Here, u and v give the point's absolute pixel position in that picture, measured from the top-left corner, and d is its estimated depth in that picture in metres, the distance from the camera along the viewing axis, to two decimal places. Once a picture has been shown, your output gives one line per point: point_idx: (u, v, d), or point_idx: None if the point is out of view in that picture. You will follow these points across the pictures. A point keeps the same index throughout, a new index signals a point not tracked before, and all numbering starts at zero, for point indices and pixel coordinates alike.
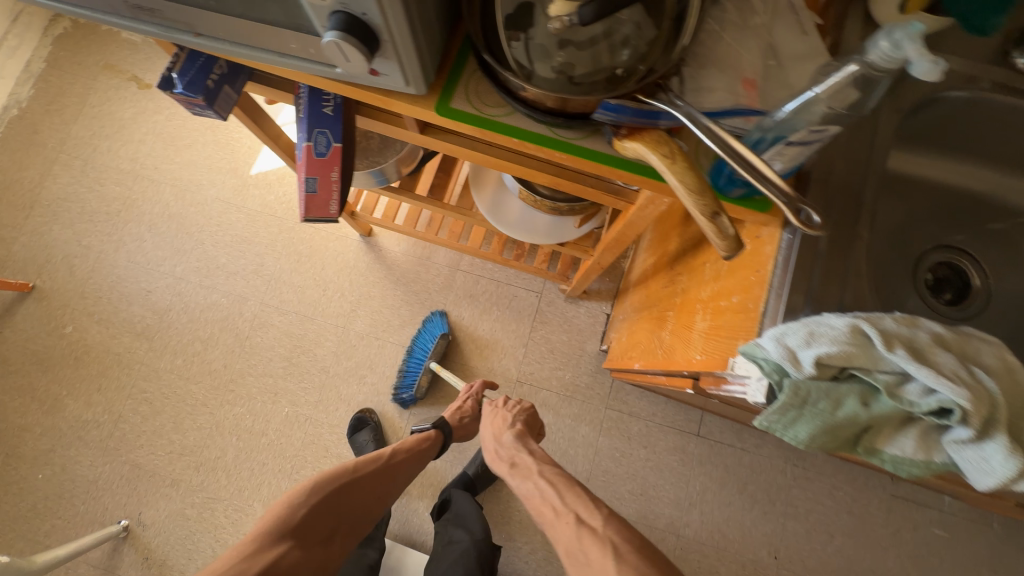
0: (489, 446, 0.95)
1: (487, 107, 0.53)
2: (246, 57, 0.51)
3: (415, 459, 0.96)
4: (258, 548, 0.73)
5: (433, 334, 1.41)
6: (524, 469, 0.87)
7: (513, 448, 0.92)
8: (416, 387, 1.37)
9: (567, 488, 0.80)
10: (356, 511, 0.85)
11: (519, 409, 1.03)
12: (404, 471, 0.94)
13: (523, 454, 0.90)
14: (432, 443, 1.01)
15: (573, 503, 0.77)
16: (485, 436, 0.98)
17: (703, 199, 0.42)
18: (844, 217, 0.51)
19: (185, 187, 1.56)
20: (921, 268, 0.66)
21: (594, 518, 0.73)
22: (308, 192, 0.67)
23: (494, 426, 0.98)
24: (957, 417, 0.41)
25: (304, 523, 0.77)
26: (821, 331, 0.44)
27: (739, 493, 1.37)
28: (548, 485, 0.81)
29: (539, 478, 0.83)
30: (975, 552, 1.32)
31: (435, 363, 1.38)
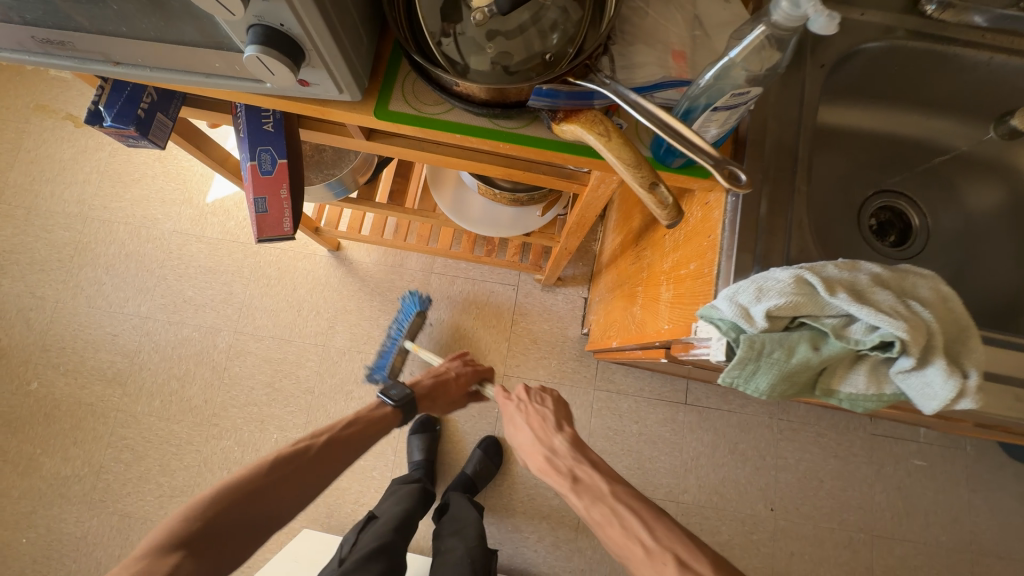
0: (534, 452, 0.84)
1: (426, 106, 0.53)
2: (171, 81, 0.50)
3: (351, 446, 0.89)
4: (142, 564, 0.61)
5: (409, 313, 1.42)
6: (593, 489, 0.75)
7: (573, 461, 0.80)
8: (390, 367, 1.37)
9: (653, 518, 0.70)
10: (273, 507, 0.75)
11: (557, 407, 0.93)
12: (335, 460, 0.86)
13: (586, 469, 0.78)
14: (380, 427, 0.95)
15: (665, 539, 0.67)
16: (526, 441, 0.87)
17: (640, 171, 0.43)
18: (783, 173, 0.53)
19: (139, 224, 1.53)
20: (865, 215, 0.70)
21: (696, 560, 0.64)
22: (259, 213, 0.66)
23: (536, 430, 0.87)
24: (899, 348, 0.43)
25: (205, 530, 0.67)
26: (768, 285, 0.46)
27: (731, 454, 1.42)
28: (631, 515, 0.71)
29: (617, 504, 0.73)
30: (954, 475, 1.40)
31: (411, 342, 1.38)
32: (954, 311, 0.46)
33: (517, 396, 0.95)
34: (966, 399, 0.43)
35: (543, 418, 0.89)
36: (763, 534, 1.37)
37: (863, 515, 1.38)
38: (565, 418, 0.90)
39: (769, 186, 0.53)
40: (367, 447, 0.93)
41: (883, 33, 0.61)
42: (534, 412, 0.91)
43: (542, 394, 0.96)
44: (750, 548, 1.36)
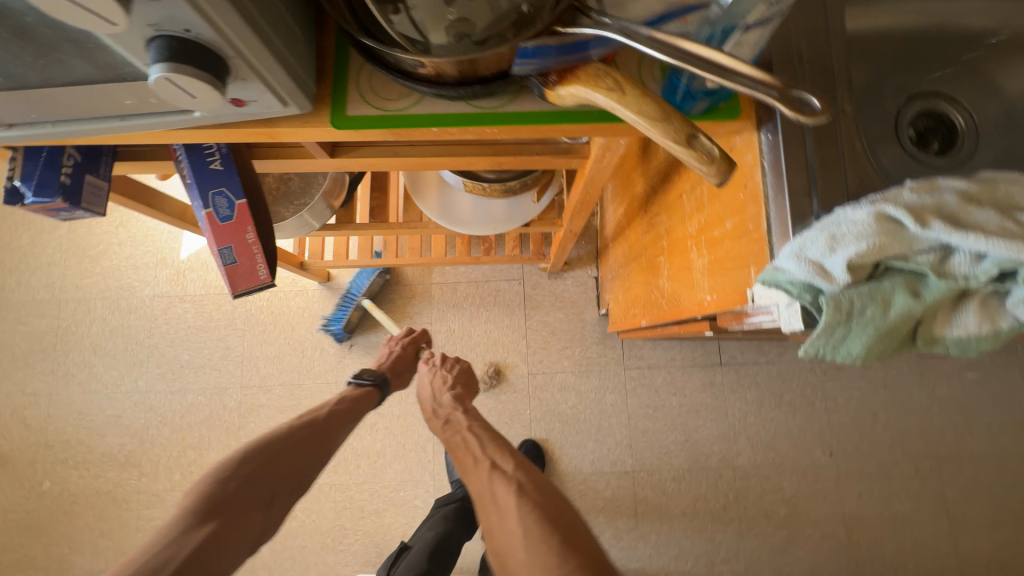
0: (424, 402, 0.92)
1: (391, 102, 0.45)
2: (83, 133, 0.42)
3: (352, 415, 0.85)
4: (175, 534, 0.58)
5: (366, 272, 1.37)
6: (455, 425, 0.84)
7: (450, 408, 0.88)
8: (345, 321, 1.35)
9: (490, 440, 0.78)
10: (294, 473, 0.72)
11: (462, 372, 0.98)
12: (344, 428, 0.82)
13: (458, 413, 0.86)
14: (367, 402, 0.90)
15: (491, 451, 0.74)
16: (422, 394, 0.94)
17: (671, 124, 0.33)
18: (823, 95, 0.45)
19: (116, 296, 1.44)
20: (901, 126, 0.62)
21: (507, 465, 0.71)
22: (228, 264, 0.57)
23: (433, 385, 0.94)
24: (1022, 275, 0.35)
25: (232, 496, 0.64)
26: (842, 231, 0.38)
27: (778, 406, 1.35)
28: (472, 439, 0.78)
29: (467, 432, 0.80)
30: (1009, 380, 1.34)
31: (368, 301, 1.34)
32: None
33: (433, 360, 1.00)
34: None
35: (445, 378, 0.95)
36: (827, 481, 1.31)
37: (926, 441, 1.33)
38: (462, 377, 0.97)
39: None
40: (363, 414, 0.89)
41: None
42: (440, 374, 0.96)
43: (455, 360, 1.02)
44: (816, 498, 1.31)
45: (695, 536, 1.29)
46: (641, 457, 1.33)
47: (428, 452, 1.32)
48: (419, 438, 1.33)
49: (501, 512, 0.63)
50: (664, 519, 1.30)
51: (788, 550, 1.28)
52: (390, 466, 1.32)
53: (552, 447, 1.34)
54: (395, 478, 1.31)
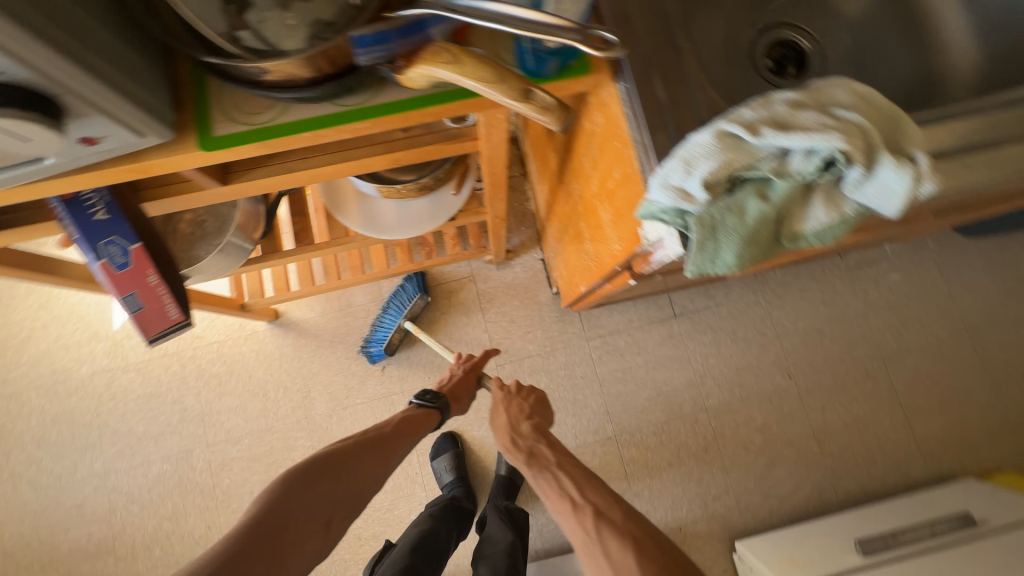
0: (501, 433, 0.90)
1: (256, 115, 0.45)
2: None
3: (408, 434, 0.86)
4: (238, 546, 0.62)
5: (410, 294, 1.34)
6: (543, 462, 0.85)
7: (531, 439, 0.89)
8: (387, 344, 1.33)
9: (588, 483, 0.80)
10: (353, 493, 0.74)
11: (537, 400, 0.97)
12: (399, 448, 0.84)
13: (541, 446, 0.87)
14: (424, 424, 0.90)
15: (591, 496, 0.78)
16: (496, 424, 0.92)
17: (508, 83, 0.36)
18: (660, 39, 0.50)
19: (53, 382, 1.36)
20: (758, 57, 0.66)
21: (611, 511, 0.75)
22: (134, 311, 0.56)
23: (510, 414, 0.92)
24: (842, 161, 0.39)
25: (293, 515, 0.67)
26: (693, 154, 0.41)
27: (735, 343, 1.43)
28: (567, 480, 0.81)
29: (560, 472, 0.82)
30: (928, 273, 1.47)
31: (410, 323, 1.33)
32: (877, 104, 0.43)
33: (506, 388, 0.97)
34: (928, 182, 0.39)
35: (520, 407, 0.94)
36: (792, 402, 1.40)
37: (870, 345, 1.43)
38: (537, 407, 0.95)
39: (653, 58, 0.49)
40: (420, 436, 0.89)
41: None
42: (515, 400, 0.95)
43: (527, 386, 1.00)
44: (786, 419, 1.39)
45: (685, 482, 1.34)
46: (620, 420, 1.37)
47: (414, 464, 1.31)
48: None
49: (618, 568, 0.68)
50: (653, 473, 1.35)
51: (771, 474, 1.35)
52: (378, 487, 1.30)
53: None
54: (384, 499, 1.30)
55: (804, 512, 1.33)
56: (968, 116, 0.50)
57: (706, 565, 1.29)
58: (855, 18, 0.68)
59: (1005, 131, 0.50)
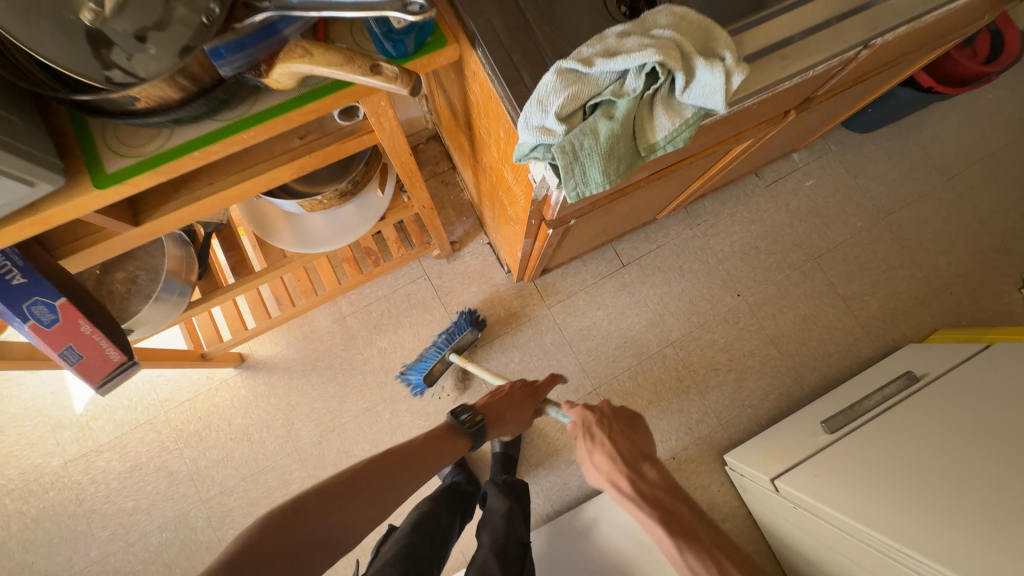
0: (617, 476, 0.78)
1: (143, 146, 0.48)
2: None
3: (431, 457, 0.83)
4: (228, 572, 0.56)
5: (462, 327, 1.32)
6: (682, 524, 0.73)
7: (658, 490, 0.77)
8: (427, 374, 1.30)
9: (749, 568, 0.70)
10: (368, 511, 0.69)
11: (644, 437, 0.86)
12: (418, 471, 0.79)
13: (675, 503, 0.75)
14: (449, 451, 0.86)
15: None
16: (607, 465, 0.79)
17: (355, 62, 0.41)
18: (505, 4, 0.55)
19: (26, 483, 1.31)
20: (614, 4, 0.72)
21: None
22: (74, 363, 0.58)
23: (625, 456, 0.80)
24: (663, 72, 0.46)
25: (295, 534, 0.62)
26: (543, 93, 0.46)
27: (683, 277, 1.52)
28: (717, 555, 0.71)
29: (708, 544, 0.71)
30: (835, 173, 1.60)
31: (457, 357, 1.30)
32: (691, 20, 0.49)
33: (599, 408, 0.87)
34: (736, 75, 0.47)
35: (631, 445, 0.82)
36: (746, 317, 1.50)
37: (801, 249, 1.55)
38: (648, 448, 0.84)
39: (502, 22, 0.54)
40: (444, 461, 0.86)
41: None
42: (617, 432, 0.84)
43: (626, 417, 0.89)
44: (744, 334, 1.49)
45: (669, 415, 1.42)
46: (597, 374, 1.44)
47: None
48: None
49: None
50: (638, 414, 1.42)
51: (742, 387, 1.45)
52: None
53: None
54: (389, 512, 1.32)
55: (778, 413, 1.44)
56: (783, 14, 0.57)
57: (704, 484, 1.38)
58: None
59: (815, 21, 0.57)
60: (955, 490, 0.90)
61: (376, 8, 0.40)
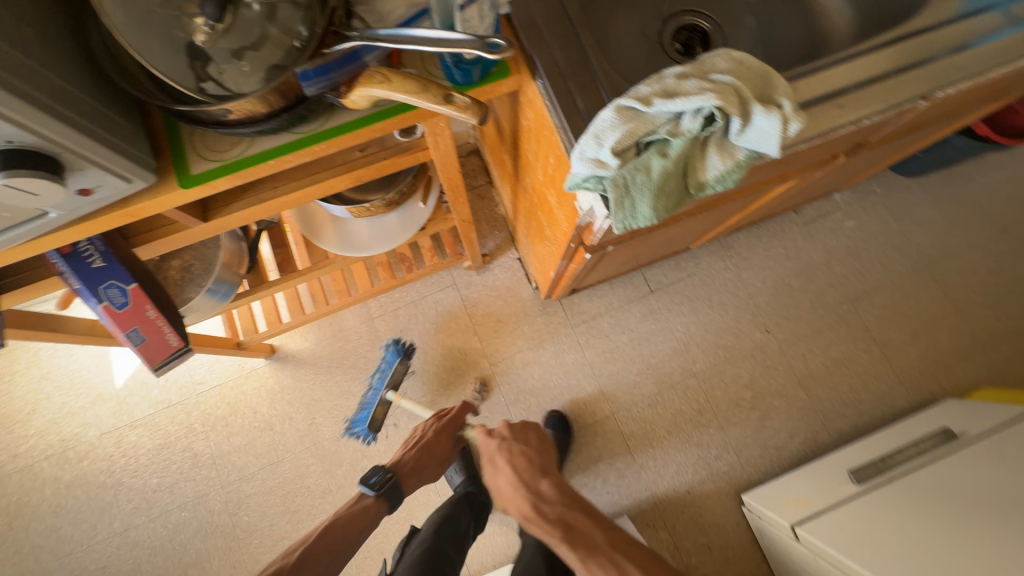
0: (519, 498, 0.83)
1: (226, 152, 0.52)
2: None
3: (357, 521, 0.90)
4: None
5: (391, 360, 1.30)
6: (583, 535, 0.77)
7: (559, 503, 0.82)
8: (370, 420, 1.28)
9: (649, 562, 0.74)
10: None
11: (541, 445, 0.92)
12: (347, 539, 0.87)
13: (574, 515, 0.80)
14: (369, 518, 0.91)
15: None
16: (507, 485, 0.86)
17: (431, 91, 0.44)
18: (567, 39, 0.57)
19: (63, 450, 1.37)
20: (668, 42, 0.75)
21: None
22: (138, 344, 0.62)
23: (520, 473, 0.86)
24: (720, 116, 0.47)
25: None
26: (601, 128, 0.48)
27: (711, 308, 1.50)
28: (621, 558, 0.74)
29: (609, 548, 0.75)
30: (877, 216, 1.56)
31: (394, 392, 1.28)
32: (750, 65, 0.51)
33: (498, 434, 0.92)
34: (793, 122, 0.47)
35: (527, 458, 0.88)
36: (774, 355, 1.47)
37: (837, 290, 1.51)
38: (545, 458, 0.91)
39: (564, 56, 0.57)
40: (370, 526, 0.91)
41: None
42: (513, 450, 0.90)
43: (522, 430, 0.95)
44: (771, 372, 1.45)
45: (687, 448, 1.40)
46: (616, 398, 1.43)
47: None
48: None
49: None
50: (655, 443, 1.40)
51: (766, 426, 1.41)
52: None
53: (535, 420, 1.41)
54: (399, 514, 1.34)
55: (802, 457, 1.39)
56: (841, 63, 0.58)
57: (718, 523, 1.34)
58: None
59: (874, 72, 0.58)
60: (981, 549, 0.86)
61: (457, 45, 0.42)
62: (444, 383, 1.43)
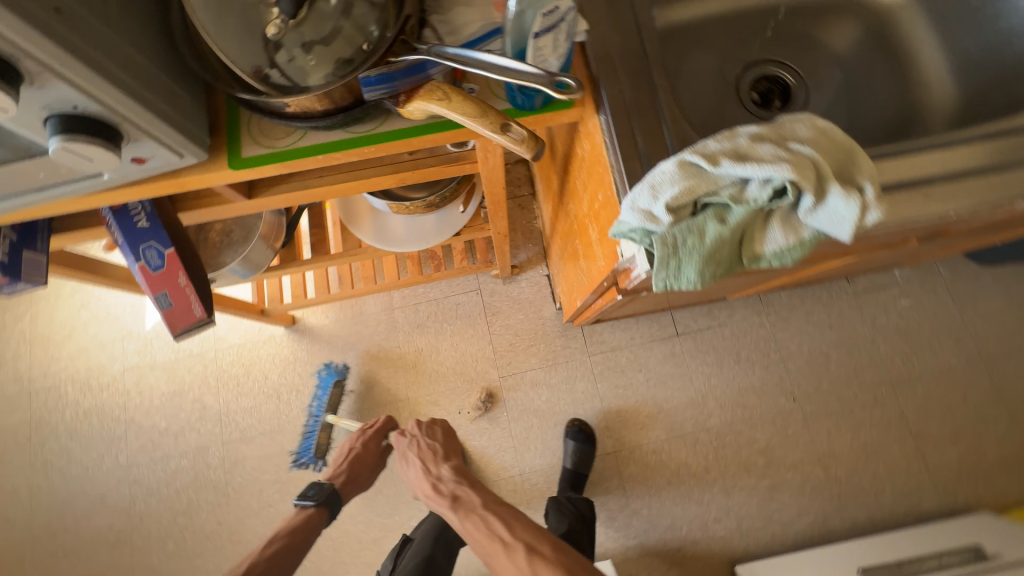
0: (422, 481, 0.96)
1: (278, 140, 0.52)
2: (21, 207, 0.48)
3: (298, 538, 0.92)
4: None
5: (326, 385, 1.39)
6: (466, 503, 0.89)
7: (453, 482, 0.94)
8: (315, 446, 1.34)
9: (514, 518, 0.85)
10: None
11: (445, 438, 1.07)
12: (289, 555, 0.90)
13: (462, 487, 0.92)
14: (309, 530, 0.95)
15: (520, 533, 0.81)
16: (416, 473, 0.99)
17: (487, 117, 0.42)
18: (640, 77, 0.54)
19: (87, 377, 1.45)
20: (745, 90, 0.71)
21: (540, 543, 0.80)
22: (165, 308, 0.63)
23: (425, 459, 1.01)
24: (792, 191, 0.43)
25: None
26: (659, 180, 0.45)
27: (737, 363, 1.43)
28: (492, 516, 0.85)
29: (485, 510, 0.87)
30: (939, 299, 1.45)
31: (334, 415, 1.36)
32: (834, 139, 0.46)
33: (410, 433, 1.07)
34: (873, 211, 0.43)
35: (433, 451, 1.03)
36: (797, 425, 1.38)
37: (878, 370, 1.41)
38: (447, 447, 1.05)
39: (634, 94, 0.54)
40: (313, 539, 0.95)
41: None
42: (423, 442, 1.05)
43: (432, 428, 1.10)
44: (790, 443, 1.37)
45: (685, 503, 1.33)
46: (620, 436, 1.38)
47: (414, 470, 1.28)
48: None
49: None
50: (653, 492, 1.34)
51: (774, 499, 1.33)
52: None
53: (533, 442, 1.38)
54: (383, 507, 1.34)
55: (807, 540, 1.30)
56: (936, 149, 0.53)
57: None
58: (843, 51, 0.73)
59: (972, 163, 0.52)
60: None
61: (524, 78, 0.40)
62: (449, 386, 1.42)
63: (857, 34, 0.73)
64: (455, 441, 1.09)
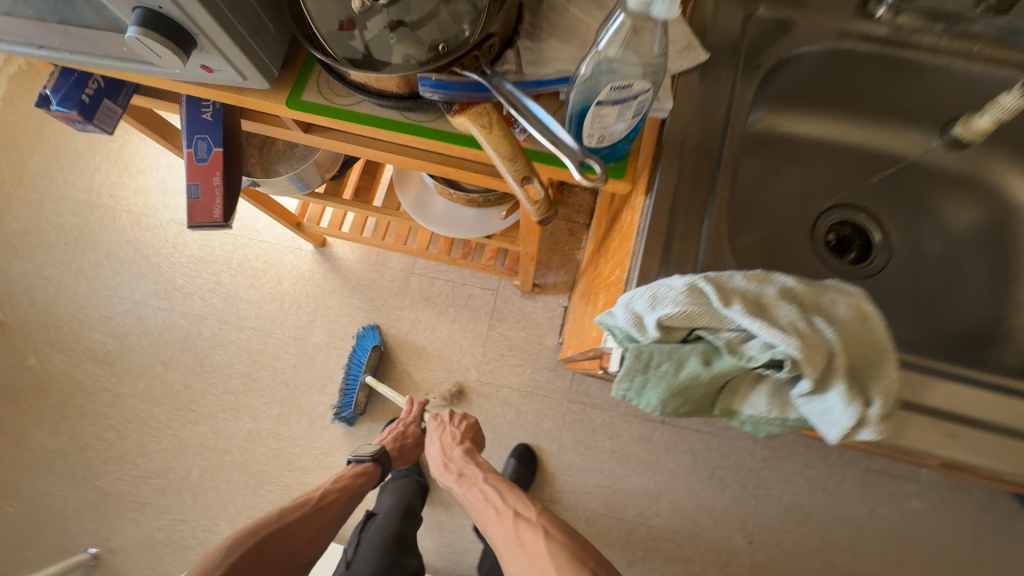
0: (437, 460, 1.02)
1: (338, 98, 0.53)
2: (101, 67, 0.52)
3: (344, 496, 0.99)
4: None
5: (365, 347, 1.41)
6: (472, 478, 0.97)
7: (462, 461, 1.01)
8: (355, 404, 1.38)
9: (509, 491, 0.93)
10: (297, 540, 0.90)
11: (469, 428, 1.09)
12: (337, 506, 0.97)
13: (471, 467, 0.99)
14: (364, 480, 1.03)
15: (511, 501, 0.90)
16: (435, 453, 1.04)
17: (515, 164, 0.44)
18: (699, 177, 0.51)
19: (141, 212, 1.58)
20: (821, 228, 0.65)
21: (528, 509, 0.88)
22: (191, 198, 0.65)
23: (444, 441, 1.05)
24: (792, 368, 0.39)
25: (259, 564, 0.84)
26: (663, 292, 0.42)
27: (709, 479, 1.34)
28: (492, 489, 0.94)
29: (484, 484, 0.95)
30: (954, 521, 1.29)
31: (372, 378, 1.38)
32: (873, 332, 0.40)
33: (441, 418, 1.09)
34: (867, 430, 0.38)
35: (453, 434, 1.07)
36: (739, 567, 1.29)
37: (851, 558, 1.29)
38: (471, 435, 1.07)
39: (685, 192, 0.50)
40: (362, 492, 1.03)
41: (833, 37, 0.58)
42: (449, 427, 1.08)
43: (463, 418, 1.11)
44: None
45: None
46: (561, 490, 1.35)
47: None
48: (360, 412, 1.40)
49: (532, 553, 0.81)
50: None
51: None
52: (326, 429, 1.42)
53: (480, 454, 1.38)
54: (325, 441, 1.41)
55: None
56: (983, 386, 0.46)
57: None
58: (952, 231, 0.64)
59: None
60: None
61: (556, 145, 0.40)
62: (429, 367, 1.44)
63: (978, 219, 0.64)
64: (478, 433, 1.12)
